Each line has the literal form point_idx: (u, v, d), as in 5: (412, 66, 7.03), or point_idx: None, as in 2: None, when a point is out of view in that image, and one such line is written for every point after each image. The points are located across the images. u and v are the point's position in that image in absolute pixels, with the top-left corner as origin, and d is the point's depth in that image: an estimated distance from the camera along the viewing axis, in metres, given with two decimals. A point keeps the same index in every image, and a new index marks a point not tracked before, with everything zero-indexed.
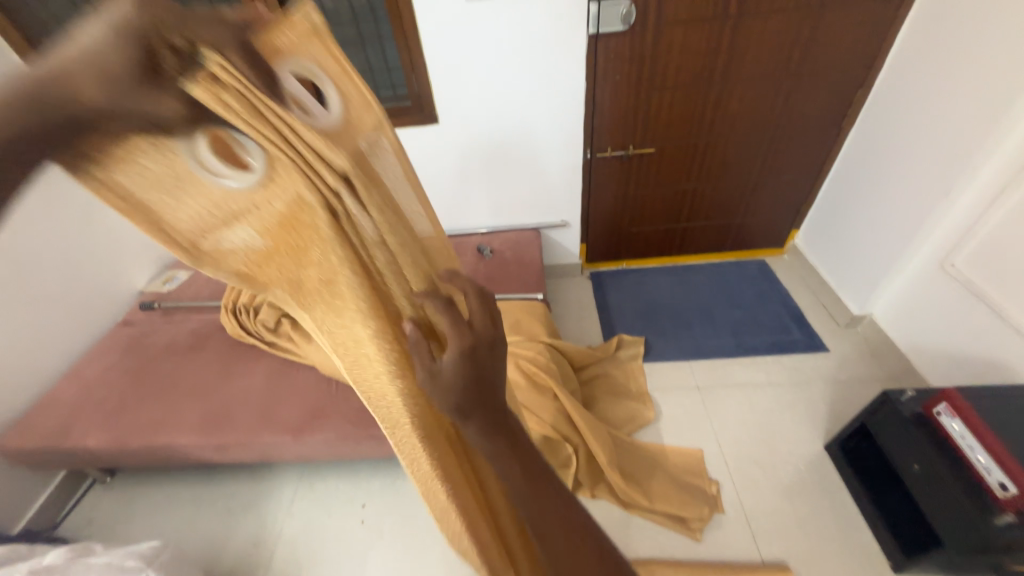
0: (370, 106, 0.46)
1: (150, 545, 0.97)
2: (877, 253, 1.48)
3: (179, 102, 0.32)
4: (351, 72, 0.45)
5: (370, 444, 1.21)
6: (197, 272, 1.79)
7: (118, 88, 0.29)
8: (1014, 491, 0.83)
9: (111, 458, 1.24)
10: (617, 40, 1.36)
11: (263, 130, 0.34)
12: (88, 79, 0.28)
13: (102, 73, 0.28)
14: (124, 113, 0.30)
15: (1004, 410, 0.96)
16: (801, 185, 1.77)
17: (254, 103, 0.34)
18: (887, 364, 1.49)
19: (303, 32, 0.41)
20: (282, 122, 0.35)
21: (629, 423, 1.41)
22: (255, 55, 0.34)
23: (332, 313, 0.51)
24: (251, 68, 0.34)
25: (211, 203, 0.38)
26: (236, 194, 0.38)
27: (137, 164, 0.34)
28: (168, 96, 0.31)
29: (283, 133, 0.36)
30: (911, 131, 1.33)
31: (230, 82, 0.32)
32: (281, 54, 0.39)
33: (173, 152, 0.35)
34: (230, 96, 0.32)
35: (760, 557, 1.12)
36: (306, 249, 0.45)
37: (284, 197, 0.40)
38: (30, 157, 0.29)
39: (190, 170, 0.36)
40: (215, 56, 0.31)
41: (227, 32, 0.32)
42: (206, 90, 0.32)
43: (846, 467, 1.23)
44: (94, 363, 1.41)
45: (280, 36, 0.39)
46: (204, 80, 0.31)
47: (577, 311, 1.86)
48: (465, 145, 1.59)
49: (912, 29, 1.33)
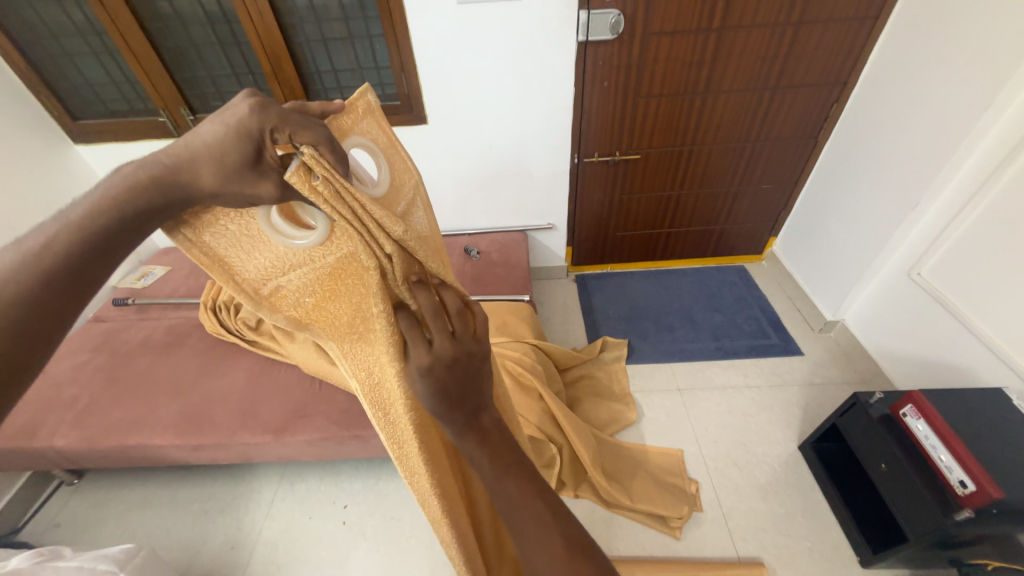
0: (409, 168, 0.59)
1: (122, 548, 0.94)
2: (850, 261, 1.54)
3: (272, 187, 0.47)
4: (397, 143, 0.58)
5: (353, 444, 1.20)
6: (175, 267, 1.74)
7: (223, 171, 0.45)
8: (972, 488, 0.88)
9: (80, 459, 1.20)
10: (605, 48, 1.39)
11: (336, 204, 0.46)
12: (206, 172, 0.45)
13: (215, 160, 0.45)
14: (224, 192, 0.47)
15: (966, 412, 1.00)
16: (778, 194, 1.83)
17: (337, 187, 0.46)
18: (858, 368, 1.55)
19: (361, 112, 0.54)
20: (346, 195, 0.46)
21: (611, 424, 1.44)
22: (337, 147, 0.46)
23: (355, 331, 0.62)
24: (336, 159, 0.46)
25: (274, 254, 0.53)
26: (297, 248, 0.53)
27: (222, 227, 0.51)
28: (263, 181, 0.46)
29: (348, 203, 0.47)
30: (882, 146, 1.39)
31: (318, 170, 0.44)
32: (346, 134, 0.52)
33: (249, 217, 0.51)
34: (318, 181, 0.44)
35: (737, 554, 1.15)
36: (345, 281, 0.57)
37: (340, 248, 0.53)
38: (162, 216, 0.47)
39: (260, 230, 0.52)
40: (311, 150, 0.44)
41: (321, 131, 0.45)
42: (298, 178, 0.43)
43: (817, 464, 1.28)
44: (63, 360, 1.36)
45: (344, 119, 0.52)
46: (299, 170, 0.43)
47: (562, 313, 1.88)
48: (453, 145, 1.59)
49: (884, 49, 1.39)
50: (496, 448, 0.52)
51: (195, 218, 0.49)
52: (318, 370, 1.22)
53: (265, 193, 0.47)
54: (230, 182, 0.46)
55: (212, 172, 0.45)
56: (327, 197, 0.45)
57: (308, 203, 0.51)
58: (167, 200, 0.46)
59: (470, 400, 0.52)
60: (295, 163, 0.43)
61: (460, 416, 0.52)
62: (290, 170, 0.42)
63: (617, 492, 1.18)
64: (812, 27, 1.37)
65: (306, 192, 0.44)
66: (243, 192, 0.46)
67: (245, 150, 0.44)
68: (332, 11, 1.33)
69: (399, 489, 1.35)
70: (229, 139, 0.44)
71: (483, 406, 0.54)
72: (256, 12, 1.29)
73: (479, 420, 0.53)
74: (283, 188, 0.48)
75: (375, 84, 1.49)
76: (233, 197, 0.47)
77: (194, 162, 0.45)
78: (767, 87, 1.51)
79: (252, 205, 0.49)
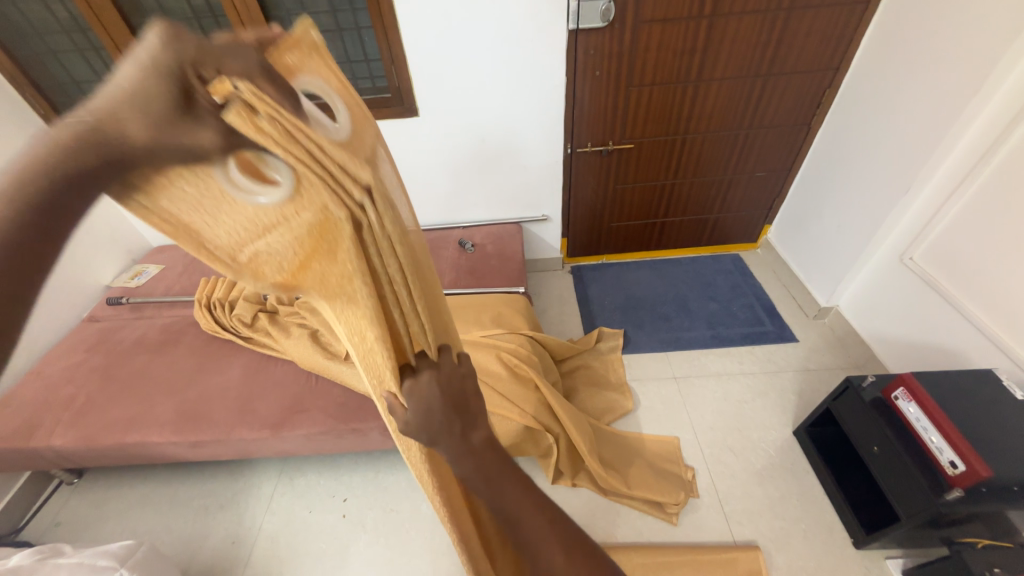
0: (365, 118, 0.45)
1: (123, 544, 0.95)
2: (842, 248, 1.55)
3: (215, 134, 0.28)
4: (348, 88, 0.42)
5: (350, 438, 1.20)
6: (168, 265, 1.74)
7: (153, 123, 0.26)
8: (962, 469, 0.89)
9: (79, 458, 1.20)
10: (596, 36, 1.38)
11: (295, 153, 0.30)
12: (134, 119, 0.26)
13: (143, 100, 0.26)
14: (161, 153, 0.27)
15: (955, 393, 1.02)
16: (772, 181, 1.83)
17: (288, 128, 0.30)
18: (852, 353, 1.56)
19: (303, 49, 0.38)
20: (307, 138, 0.31)
21: (608, 413, 1.45)
22: (279, 78, 0.31)
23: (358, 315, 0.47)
24: (282, 96, 0.31)
25: (247, 217, 0.33)
26: (268, 210, 0.33)
27: (173, 189, 0.30)
28: (203, 129, 0.27)
29: (307, 147, 0.31)
30: (874, 132, 1.40)
31: (263, 107, 0.28)
32: (290, 72, 0.35)
33: (201, 175, 0.30)
34: (265, 122, 0.29)
35: (732, 538, 1.17)
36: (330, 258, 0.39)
37: (313, 207, 0.33)
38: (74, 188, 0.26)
39: (222, 191, 0.30)
40: (243, 79, 0.28)
41: (247, 52, 0.29)
42: (240, 119, 0.28)
43: (812, 450, 1.29)
44: (59, 360, 1.36)
45: (287, 54, 0.36)
46: (238, 109, 0.28)
47: (558, 304, 1.88)
48: (446, 135, 1.58)
49: (876, 33, 1.38)
50: (486, 466, 0.52)
51: (142, 181, 0.28)
52: (315, 364, 1.23)
53: (208, 142, 0.28)
54: (162, 133, 0.27)
55: (133, 116, 0.26)
56: (278, 140, 0.30)
57: (263, 150, 0.31)
58: (78, 165, 0.26)
59: (459, 422, 0.50)
60: (221, 97, 0.27)
61: (451, 441, 0.50)
62: (227, 110, 0.27)
63: (615, 480, 1.19)
64: (804, 12, 1.36)
65: (251, 136, 0.28)
66: (179, 144, 0.27)
67: (154, 86, 0.26)
68: (319, 3, 1.33)
69: (399, 482, 1.36)
70: (139, 74, 0.26)
71: (474, 425, 0.51)
72: (243, 6, 1.27)
73: (469, 440, 0.51)
74: (229, 133, 0.28)
75: (364, 77, 1.48)
76: (171, 154, 0.27)
77: (111, 108, 0.26)
78: (758, 74, 1.50)
79: (197, 162, 0.28)
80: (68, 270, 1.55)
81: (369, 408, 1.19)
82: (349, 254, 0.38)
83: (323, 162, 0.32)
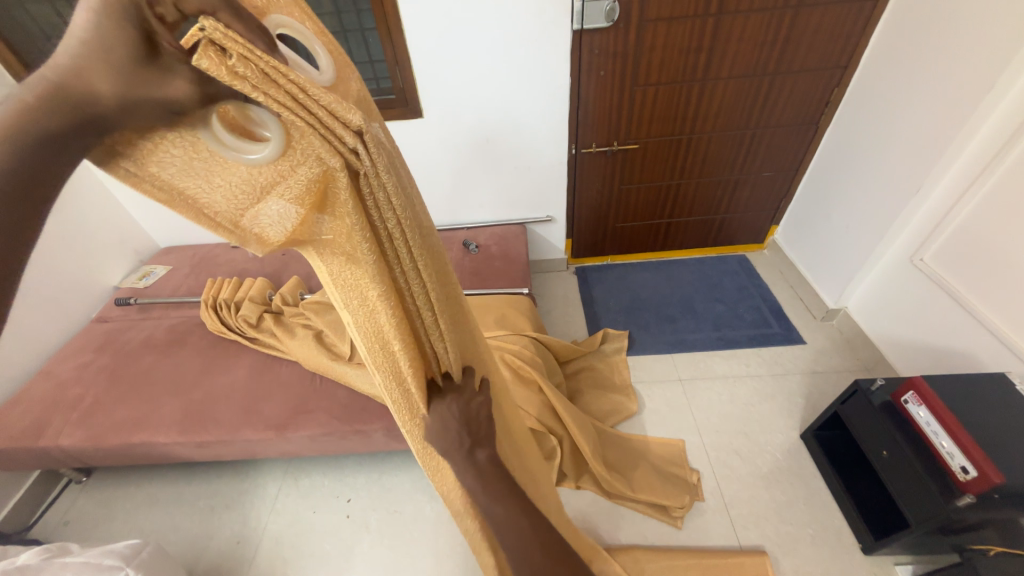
0: (349, 69, 0.42)
1: (129, 544, 0.96)
2: (851, 249, 1.53)
3: (189, 84, 0.27)
4: (327, 35, 0.41)
5: (353, 439, 1.20)
6: (176, 266, 1.75)
7: (122, 76, 0.26)
8: (973, 474, 0.87)
9: (87, 457, 1.21)
10: (601, 36, 1.37)
11: (279, 100, 0.28)
12: (102, 77, 0.26)
13: (107, 61, 0.26)
14: (138, 109, 0.27)
15: (967, 397, 1.00)
16: (780, 181, 1.81)
17: (267, 70, 0.28)
18: (861, 355, 1.54)
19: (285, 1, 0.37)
20: (292, 84, 0.29)
21: (613, 415, 1.44)
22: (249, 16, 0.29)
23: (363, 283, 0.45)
24: (250, 32, 0.28)
25: (242, 177, 0.31)
26: (263, 169, 0.31)
27: (162, 152, 0.29)
28: (177, 79, 0.27)
29: (288, 93, 0.29)
30: (884, 131, 1.38)
31: (234, 46, 0.26)
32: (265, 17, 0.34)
33: (193, 137, 0.29)
34: (240, 64, 0.26)
35: (738, 543, 1.15)
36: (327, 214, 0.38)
37: (308, 163, 0.32)
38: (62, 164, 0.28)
39: (214, 152, 0.29)
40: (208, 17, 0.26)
41: None
42: (210, 60, 0.25)
43: (819, 453, 1.28)
44: (68, 361, 1.38)
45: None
46: (205, 49, 0.25)
47: (562, 306, 1.87)
48: (449, 136, 1.58)
49: (886, 30, 1.36)
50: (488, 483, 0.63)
51: (128, 140, 0.28)
52: (319, 365, 1.23)
53: (182, 94, 0.27)
54: (135, 87, 0.26)
55: (105, 73, 0.26)
56: (258, 85, 0.27)
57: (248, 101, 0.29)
58: (44, 126, 0.26)
59: (469, 442, 0.62)
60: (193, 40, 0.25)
61: (458, 456, 0.62)
62: (194, 52, 0.24)
63: (619, 483, 1.18)
64: (812, 9, 1.34)
65: (226, 83, 0.25)
66: (153, 99, 0.26)
67: (128, 40, 0.26)
68: (324, 6, 1.34)
69: (403, 484, 1.36)
70: (103, 26, 0.26)
71: (481, 444, 0.63)
72: None
73: (474, 458, 0.62)
74: (204, 81, 0.28)
75: (369, 79, 1.49)
76: (147, 112, 0.27)
77: (79, 67, 0.26)
78: (765, 73, 1.49)
79: (177, 121, 0.28)
80: (77, 271, 1.57)
81: (373, 409, 1.19)
82: (346, 208, 0.37)
83: (307, 106, 0.30)
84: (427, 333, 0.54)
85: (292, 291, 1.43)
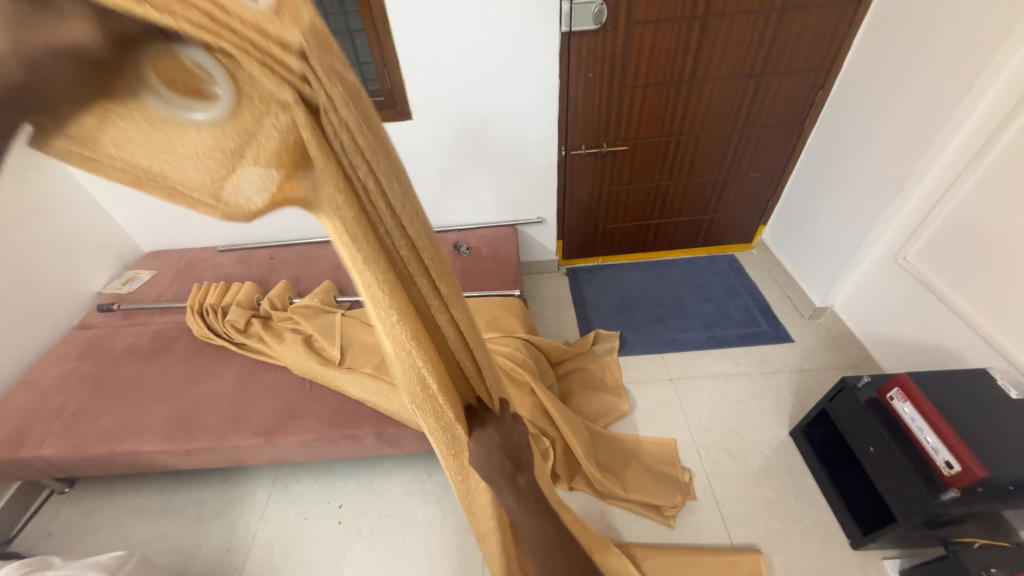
0: None
1: (114, 555, 0.94)
2: (836, 247, 1.56)
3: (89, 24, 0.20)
4: None
5: (344, 444, 1.19)
6: (161, 271, 1.72)
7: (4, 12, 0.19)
8: (958, 469, 0.89)
9: (70, 467, 1.19)
10: (589, 38, 1.38)
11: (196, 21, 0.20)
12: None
13: None
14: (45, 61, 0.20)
15: (950, 392, 1.02)
16: (767, 182, 1.83)
17: None
18: (848, 352, 1.56)
19: None
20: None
21: (605, 415, 1.44)
22: None
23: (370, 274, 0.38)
24: None
25: (203, 143, 0.24)
26: (216, 132, 0.24)
27: (103, 119, 0.22)
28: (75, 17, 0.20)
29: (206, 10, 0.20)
30: (867, 132, 1.40)
31: None
32: None
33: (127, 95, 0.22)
34: None
35: (730, 541, 1.16)
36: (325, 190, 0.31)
37: (268, 115, 0.25)
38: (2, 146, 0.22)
39: (155, 110, 0.22)
40: None
41: None
42: None
43: (808, 450, 1.29)
44: (50, 368, 1.35)
45: None
46: None
47: (554, 306, 1.88)
48: (439, 138, 1.57)
49: (868, 33, 1.39)
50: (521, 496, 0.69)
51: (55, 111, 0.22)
52: (309, 370, 1.22)
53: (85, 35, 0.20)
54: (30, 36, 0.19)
55: None
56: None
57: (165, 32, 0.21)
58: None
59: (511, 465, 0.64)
60: None
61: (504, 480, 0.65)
62: None
63: (611, 483, 1.19)
64: (796, 13, 1.36)
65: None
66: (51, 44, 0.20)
67: None
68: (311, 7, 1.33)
69: (395, 488, 1.35)
70: None
71: (521, 469, 0.66)
72: None
73: (516, 481, 0.66)
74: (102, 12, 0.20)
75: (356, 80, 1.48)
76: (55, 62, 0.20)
77: None
78: (751, 75, 1.50)
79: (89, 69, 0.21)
80: (58, 276, 1.53)
81: (364, 413, 1.18)
82: (325, 174, 0.29)
83: (233, 27, 0.21)
84: (435, 320, 0.48)
85: (281, 295, 1.42)
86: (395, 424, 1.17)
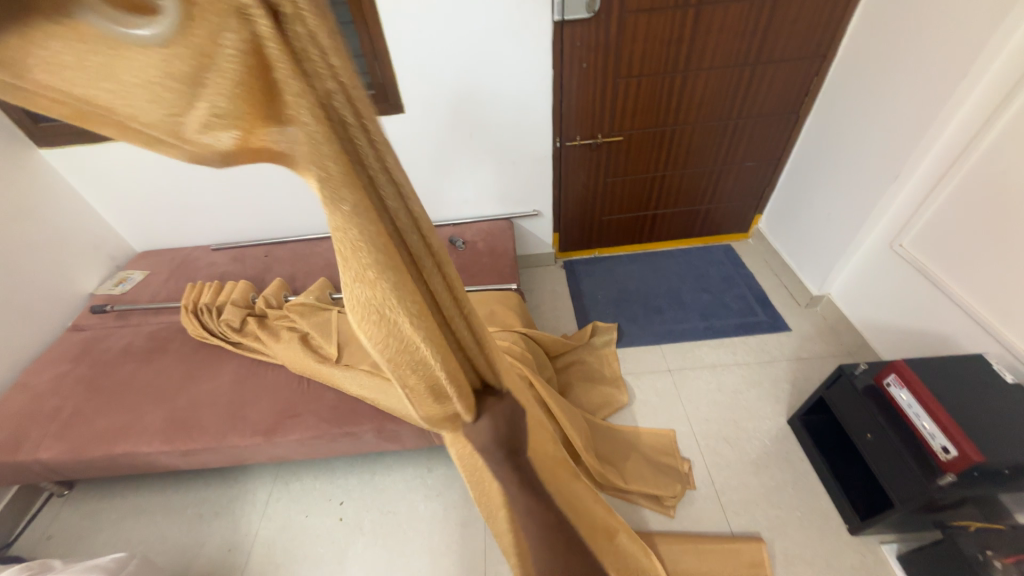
0: None
1: (114, 557, 0.93)
2: (833, 236, 1.55)
3: None
4: None
5: (344, 442, 1.19)
6: (154, 271, 1.70)
7: None
8: (955, 454, 0.89)
9: (68, 470, 1.18)
10: (582, 27, 1.36)
11: None
12: None
13: None
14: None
15: (947, 378, 1.02)
16: (763, 171, 1.83)
17: None
18: (844, 341, 1.57)
19: None
20: None
21: (604, 407, 1.44)
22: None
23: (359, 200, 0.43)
24: None
25: (147, 66, 0.26)
26: (157, 52, 0.26)
27: (48, 52, 0.25)
28: None
29: None
30: (862, 118, 1.39)
31: None
32: None
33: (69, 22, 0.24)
34: None
35: (730, 529, 1.17)
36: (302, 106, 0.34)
37: (217, 28, 0.27)
38: None
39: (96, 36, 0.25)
40: None
41: None
42: None
43: (806, 438, 1.30)
44: (44, 371, 1.33)
45: None
46: None
47: (551, 300, 1.87)
48: (432, 131, 1.55)
49: (862, 19, 1.38)
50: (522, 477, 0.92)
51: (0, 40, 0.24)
52: (306, 368, 1.21)
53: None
54: None
55: None
56: None
57: None
58: None
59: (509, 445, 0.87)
60: None
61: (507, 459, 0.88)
62: None
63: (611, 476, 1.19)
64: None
65: None
66: None
67: None
68: None
69: (395, 483, 1.35)
70: None
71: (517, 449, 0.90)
72: None
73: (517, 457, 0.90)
74: None
75: None
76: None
77: None
78: (746, 63, 1.49)
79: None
80: (50, 278, 1.51)
81: (363, 410, 1.18)
82: (295, 95, 0.32)
83: None
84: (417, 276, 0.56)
85: (276, 293, 1.41)
86: (394, 420, 1.17)
